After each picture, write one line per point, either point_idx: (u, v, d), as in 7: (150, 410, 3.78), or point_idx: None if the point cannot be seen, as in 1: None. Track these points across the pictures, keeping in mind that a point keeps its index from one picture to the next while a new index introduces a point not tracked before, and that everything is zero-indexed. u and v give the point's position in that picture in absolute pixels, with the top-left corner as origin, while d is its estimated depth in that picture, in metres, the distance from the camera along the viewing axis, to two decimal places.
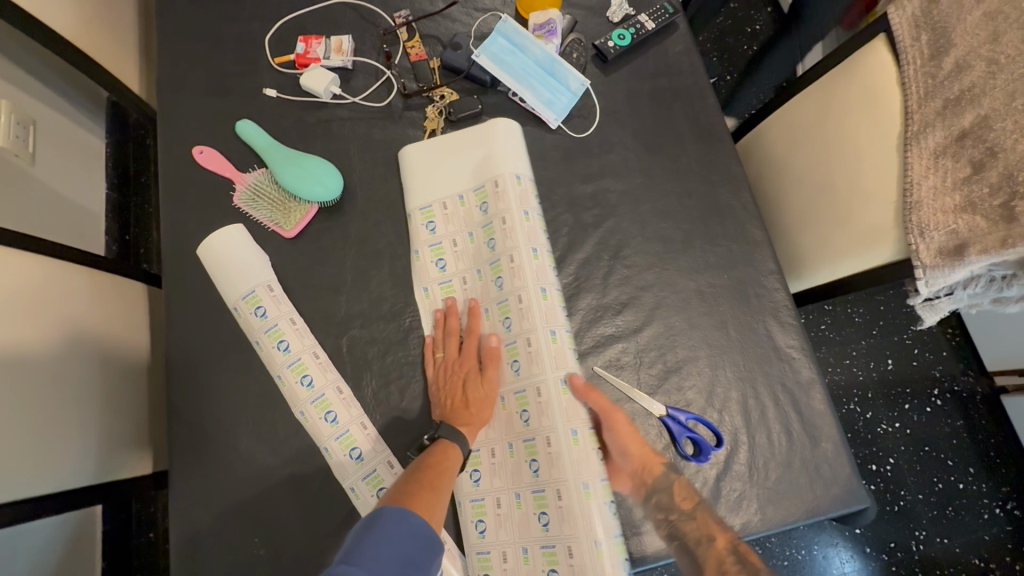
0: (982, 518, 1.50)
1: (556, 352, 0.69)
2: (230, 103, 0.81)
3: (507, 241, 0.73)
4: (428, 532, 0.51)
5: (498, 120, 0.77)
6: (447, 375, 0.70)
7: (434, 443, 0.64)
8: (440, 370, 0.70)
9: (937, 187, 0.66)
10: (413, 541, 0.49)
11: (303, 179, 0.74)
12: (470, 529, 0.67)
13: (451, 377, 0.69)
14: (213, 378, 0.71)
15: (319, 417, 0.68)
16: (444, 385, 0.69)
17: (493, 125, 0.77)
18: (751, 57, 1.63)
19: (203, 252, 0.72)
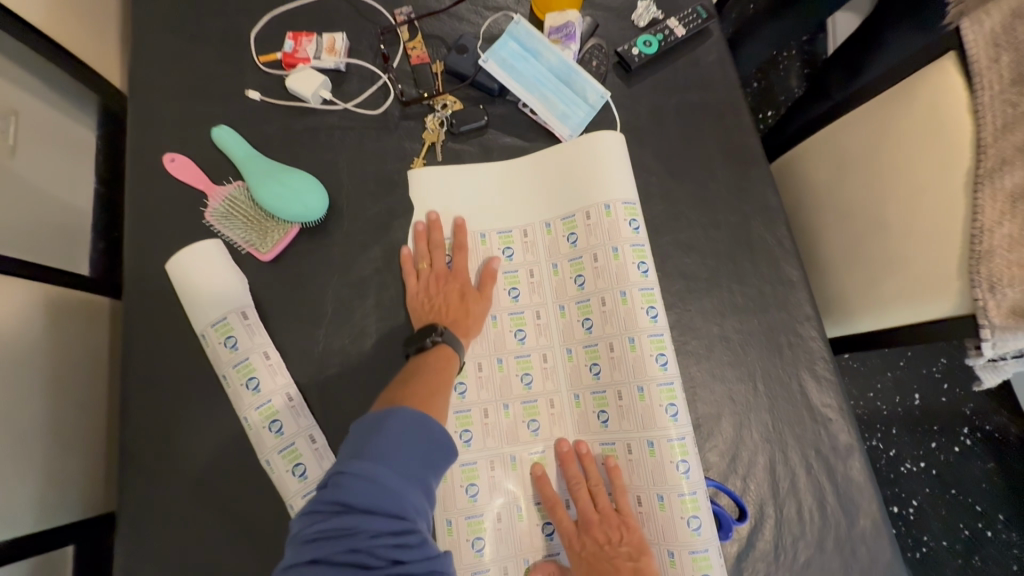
0: (1011, 569, 1.40)
1: (579, 418, 0.65)
2: (208, 105, 0.73)
3: (532, 296, 0.68)
4: (442, 436, 0.53)
5: (606, 133, 0.70)
6: (440, 286, 0.66)
7: (436, 346, 0.61)
8: (432, 280, 0.66)
9: (1012, 237, 0.56)
10: (425, 445, 0.52)
11: (282, 197, 0.65)
12: None
13: (443, 288, 0.66)
14: (173, 418, 0.64)
15: (286, 470, 0.60)
16: (435, 296, 0.65)
17: (525, 164, 0.72)
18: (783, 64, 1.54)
19: (171, 271, 0.64)
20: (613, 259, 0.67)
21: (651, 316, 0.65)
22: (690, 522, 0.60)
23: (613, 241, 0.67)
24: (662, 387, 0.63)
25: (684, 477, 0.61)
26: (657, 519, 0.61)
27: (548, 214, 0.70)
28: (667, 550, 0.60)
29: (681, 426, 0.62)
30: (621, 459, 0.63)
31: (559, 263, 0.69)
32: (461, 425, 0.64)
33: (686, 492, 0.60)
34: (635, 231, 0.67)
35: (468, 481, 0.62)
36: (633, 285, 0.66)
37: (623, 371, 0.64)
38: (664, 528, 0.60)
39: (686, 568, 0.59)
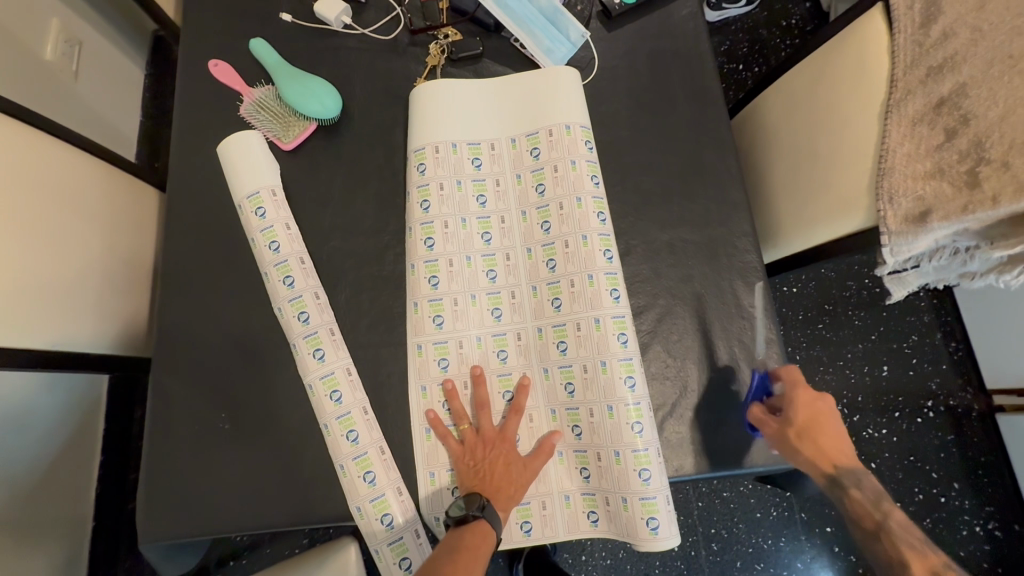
0: (960, 533, 1.48)
1: (535, 306, 0.74)
2: (247, 23, 0.86)
3: (496, 203, 0.78)
4: None
5: (564, 69, 0.79)
6: (486, 449, 0.68)
7: (476, 520, 0.63)
8: (476, 443, 0.69)
9: (911, 154, 0.66)
10: None
11: (303, 97, 0.78)
12: (441, 451, 0.70)
13: (490, 452, 0.68)
14: (200, 269, 0.76)
15: (293, 316, 0.72)
16: (483, 459, 0.68)
17: (501, 86, 0.81)
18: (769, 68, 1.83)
19: (221, 152, 0.78)
20: (571, 169, 0.76)
21: (601, 219, 0.74)
22: (627, 381, 0.68)
23: (572, 155, 0.76)
24: (607, 276, 0.72)
25: (623, 347, 0.70)
26: (601, 379, 0.69)
27: (515, 132, 0.80)
28: (607, 405, 0.68)
29: (621, 307, 0.71)
30: (569, 336, 0.71)
31: (523, 173, 0.78)
32: (434, 311, 0.73)
33: (624, 358, 0.69)
34: (590, 149, 0.77)
35: (440, 355, 0.72)
36: (587, 193, 0.75)
37: (575, 264, 0.73)
38: (606, 388, 0.69)
39: (622, 417, 0.68)
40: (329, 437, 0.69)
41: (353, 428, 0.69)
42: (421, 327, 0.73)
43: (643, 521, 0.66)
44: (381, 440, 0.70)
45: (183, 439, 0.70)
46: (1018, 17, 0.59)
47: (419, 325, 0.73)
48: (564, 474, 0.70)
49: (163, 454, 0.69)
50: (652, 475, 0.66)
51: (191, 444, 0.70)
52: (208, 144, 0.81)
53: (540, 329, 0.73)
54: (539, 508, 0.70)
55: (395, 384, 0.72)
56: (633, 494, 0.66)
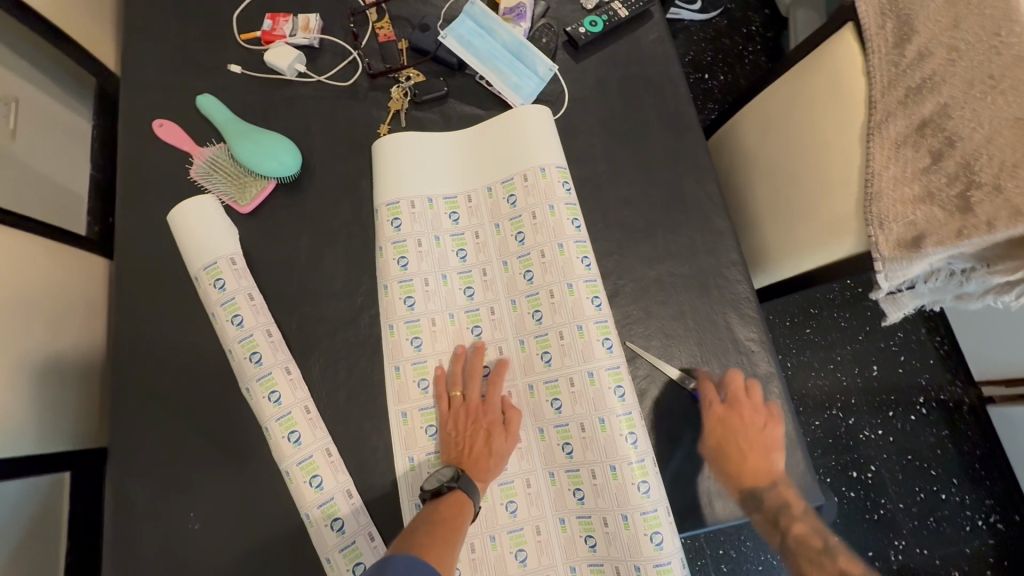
0: (964, 530, 1.47)
1: (524, 361, 0.70)
2: (193, 78, 0.80)
3: (478, 255, 0.74)
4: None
5: (532, 106, 0.77)
6: (468, 420, 0.67)
7: (451, 491, 0.62)
8: (461, 409, 0.67)
9: (897, 177, 0.64)
10: None
11: (259, 155, 0.73)
12: None
13: (472, 425, 0.67)
14: (156, 350, 0.69)
15: (263, 396, 0.66)
16: (464, 429, 0.66)
17: (472, 134, 0.78)
18: (737, 82, 1.84)
19: (172, 221, 0.72)
20: (550, 215, 0.73)
21: (586, 264, 0.71)
22: (628, 438, 0.65)
23: (549, 200, 0.73)
24: (598, 324, 0.69)
25: (621, 401, 0.66)
26: (600, 437, 0.66)
27: (489, 180, 0.76)
28: (609, 465, 0.65)
29: (615, 357, 0.68)
30: (563, 392, 0.68)
31: (501, 223, 0.75)
32: (419, 375, 0.69)
33: (624, 413, 0.66)
34: (568, 191, 0.74)
35: (427, 422, 0.68)
36: (569, 237, 0.72)
37: (563, 314, 0.70)
38: (607, 446, 0.65)
39: (627, 478, 0.64)
40: (311, 528, 0.63)
41: (338, 516, 0.64)
42: (405, 393, 0.69)
43: None
44: (370, 525, 0.64)
45: (150, 545, 0.63)
46: (995, 36, 0.58)
47: (403, 391, 0.69)
48: (568, 544, 0.66)
49: (128, 563, 0.63)
50: (665, 538, 0.63)
51: (159, 551, 0.63)
52: (158, 210, 0.74)
53: (531, 386, 0.70)
54: None
55: (380, 458, 0.67)
56: (647, 561, 0.63)
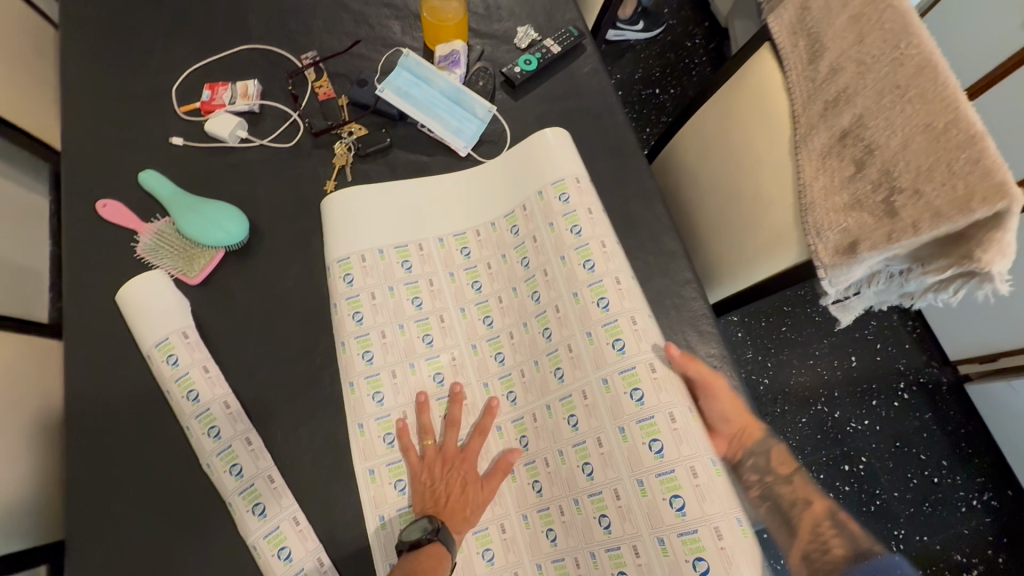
0: (961, 511, 1.47)
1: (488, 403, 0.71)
2: (137, 154, 0.81)
3: (434, 302, 0.75)
4: None
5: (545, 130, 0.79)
6: (444, 469, 0.67)
7: (430, 543, 0.60)
8: (435, 460, 0.67)
9: (827, 187, 0.66)
10: None
11: (204, 226, 0.73)
12: None
13: (447, 473, 0.67)
14: (112, 436, 0.68)
15: (225, 470, 0.65)
16: (440, 478, 0.66)
17: (430, 183, 0.80)
18: (687, 93, 1.90)
19: (122, 301, 0.71)
20: (550, 232, 0.74)
21: (536, 300, 0.73)
22: (651, 446, 0.63)
23: (548, 217, 0.75)
24: (606, 327, 0.68)
25: (639, 405, 0.65)
26: (620, 450, 0.64)
27: (441, 231, 0.78)
28: (637, 480, 0.63)
29: (628, 358, 0.67)
30: (527, 430, 0.70)
31: (456, 272, 0.76)
32: (384, 429, 0.69)
33: (643, 419, 0.64)
34: (565, 203, 0.75)
35: (395, 477, 0.67)
36: (569, 248, 0.73)
37: (570, 326, 0.70)
38: (629, 458, 0.64)
39: (656, 493, 0.62)
40: None
41: None
42: (371, 450, 0.68)
43: None
44: None
45: None
46: (895, 48, 0.60)
47: (369, 448, 0.68)
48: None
49: None
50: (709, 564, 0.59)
51: None
52: (107, 291, 0.74)
53: (499, 428, 0.71)
54: None
55: (350, 521, 0.66)
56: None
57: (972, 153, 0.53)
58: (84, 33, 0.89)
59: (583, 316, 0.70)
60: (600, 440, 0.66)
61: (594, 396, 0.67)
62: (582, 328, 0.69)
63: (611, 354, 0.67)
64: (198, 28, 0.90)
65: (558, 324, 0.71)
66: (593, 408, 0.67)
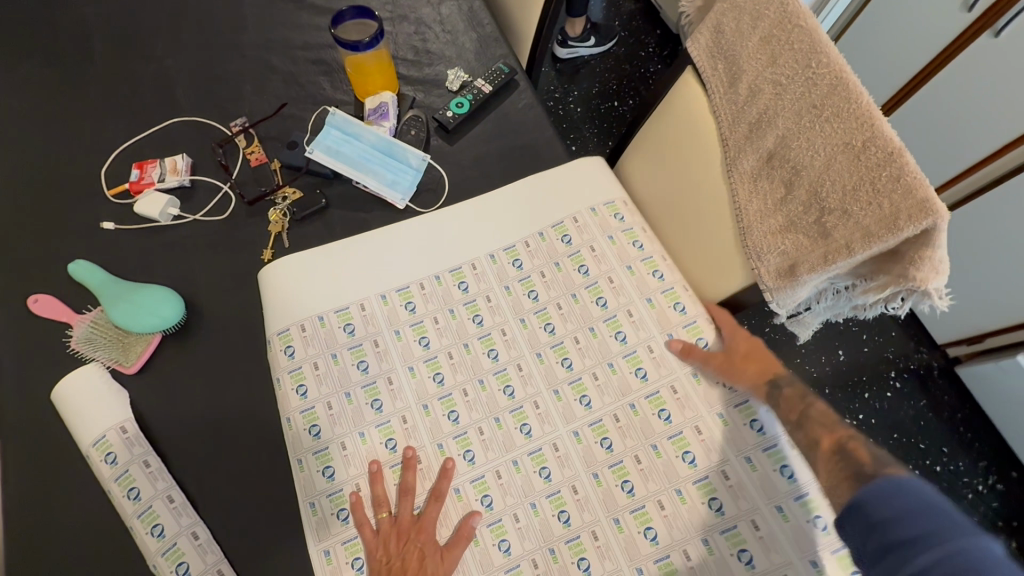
0: (968, 499, 1.37)
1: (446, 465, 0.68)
2: (68, 242, 0.79)
3: (381, 363, 0.73)
4: None
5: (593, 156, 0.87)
6: (401, 542, 0.64)
7: None
8: (391, 533, 0.64)
9: (762, 210, 0.65)
10: None
11: (136, 313, 0.71)
12: None
13: (404, 545, 0.64)
14: (50, 544, 0.65)
15: (170, 571, 0.61)
16: (396, 553, 0.63)
17: (379, 239, 0.80)
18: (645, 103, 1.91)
19: (56, 399, 0.69)
20: (611, 246, 0.80)
21: (493, 357, 0.74)
22: (684, 457, 0.68)
23: (607, 232, 0.81)
24: (572, 384, 0.72)
25: (609, 452, 0.68)
26: (595, 494, 0.66)
27: (384, 289, 0.77)
28: (675, 489, 0.66)
29: (595, 412, 0.71)
30: (490, 488, 0.67)
31: (402, 329, 0.75)
32: (337, 505, 0.66)
33: (614, 463, 0.68)
34: (519, 267, 0.79)
35: (353, 555, 0.64)
36: (580, 286, 0.78)
37: (592, 356, 0.74)
38: (604, 499, 0.66)
39: (765, 467, 0.67)
40: None
41: None
42: (325, 529, 0.65)
43: None
44: None
45: None
46: (807, 68, 0.59)
47: (322, 526, 0.65)
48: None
49: None
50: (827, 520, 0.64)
51: None
52: (42, 390, 0.71)
53: (458, 489, 0.67)
54: None
55: None
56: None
57: (893, 171, 0.52)
58: (10, 122, 0.88)
59: (548, 376, 0.73)
60: (575, 488, 0.67)
61: (565, 447, 0.69)
62: (549, 386, 0.72)
63: (579, 409, 0.71)
64: (125, 106, 0.89)
65: (520, 380, 0.73)
66: (565, 458, 0.68)
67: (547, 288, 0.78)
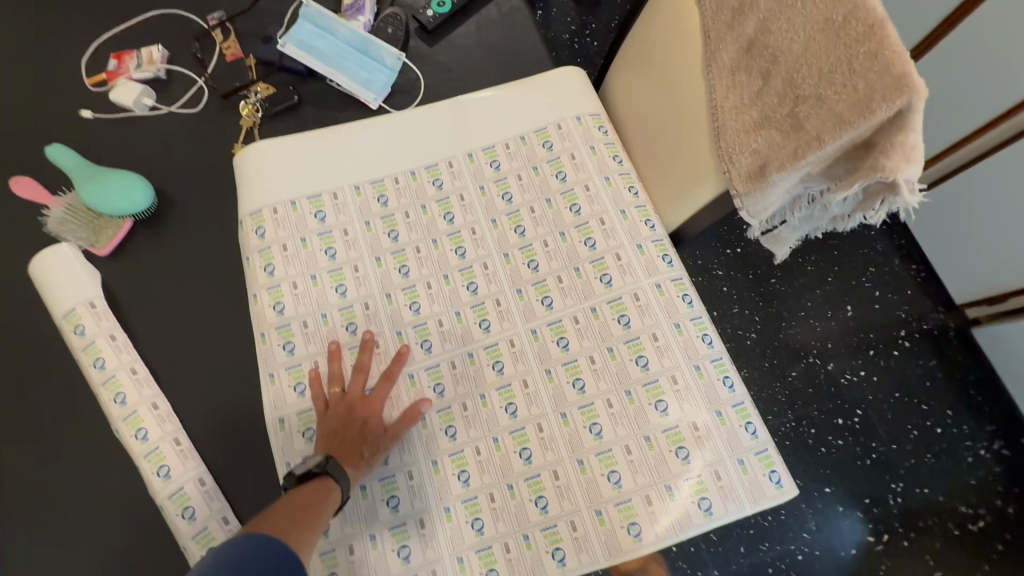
0: (968, 462, 1.22)
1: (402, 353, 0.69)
2: (49, 128, 0.81)
3: (348, 252, 0.73)
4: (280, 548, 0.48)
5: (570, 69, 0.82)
6: (347, 410, 0.64)
7: (317, 476, 0.58)
8: (340, 403, 0.65)
9: (737, 105, 0.60)
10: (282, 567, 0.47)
11: (105, 195, 0.72)
12: None
13: (350, 414, 0.64)
14: (28, 405, 0.68)
15: (130, 435, 0.65)
16: (342, 419, 0.64)
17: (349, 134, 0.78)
18: None
19: (32, 271, 0.71)
20: (591, 155, 0.77)
21: (461, 254, 0.73)
22: (638, 361, 0.66)
23: (589, 142, 0.77)
24: (536, 285, 0.71)
25: (564, 351, 0.68)
26: (545, 390, 0.66)
27: (357, 179, 0.76)
28: (624, 390, 0.66)
29: (555, 312, 0.70)
30: (444, 377, 0.67)
31: (372, 221, 0.74)
32: (295, 379, 0.68)
33: (568, 361, 0.67)
34: (496, 169, 0.77)
35: (305, 426, 0.66)
36: (555, 192, 0.75)
37: (559, 260, 0.72)
38: (555, 396, 0.66)
39: (711, 375, 0.66)
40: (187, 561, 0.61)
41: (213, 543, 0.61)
42: (282, 399, 0.67)
43: (548, 555, 0.61)
44: (226, 510, 0.63)
45: None
46: None
47: (279, 398, 0.67)
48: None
49: None
50: (758, 426, 0.65)
51: None
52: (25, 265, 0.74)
53: (412, 376, 0.68)
54: None
55: (264, 475, 0.66)
56: (607, 502, 0.62)
57: (872, 46, 0.48)
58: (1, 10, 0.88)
59: (513, 276, 0.72)
60: (527, 382, 0.67)
61: (521, 344, 0.68)
62: (513, 286, 0.71)
63: (540, 309, 0.70)
64: None
65: (484, 279, 0.72)
66: (520, 354, 0.68)
67: (522, 192, 0.76)
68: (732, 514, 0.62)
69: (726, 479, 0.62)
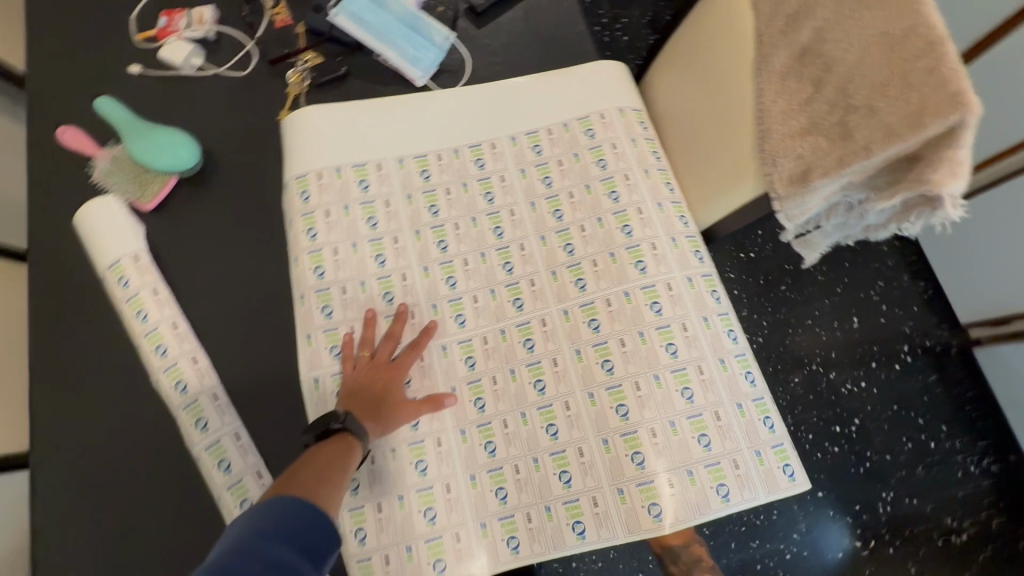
0: (958, 476, 1.20)
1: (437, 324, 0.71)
2: (98, 82, 0.81)
3: (389, 222, 0.75)
4: (309, 512, 0.49)
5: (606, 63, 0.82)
6: (371, 374, 0.66)
7: (338, 427, 0.60)
8: (366, 368, 0.67)
9: (785, 110, 0.61)
10: (313, 528, 0.48)
11: (153, 151, 0.73)
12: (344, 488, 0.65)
13: (371, 378, 0.66)
14: (71, 352, 0.70)
15: (170, 386, 0.67)
16: (365, 382, 0.65)
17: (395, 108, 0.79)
18: None
19: (78, 223, 0.72)
20: (632, 146, 0.78)
21: (498, 234, 0.75)
22: (668, 348, 0.68)
23: (631, 134, 0.79)
24: (570, 268, 0.73)
25: (595, 333, 0.70)
26: (574, 368, 0.68)
27: (402, 152, 0.78)
28: (652, 374, 0.67)
29: (588, 295, 0.71)
30: (475, 350, 0.70)
31: (414, 194, 0.76)
32: (331, 341, 0.70)
33: (598, 343, 0.69)
34: (538, 153, 0.78)
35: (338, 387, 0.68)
36: (595, 178, 0.76)
37: (595, 245, 0.73)
38: (583, 374, 0.68)
39: (735, 368, 0.68)
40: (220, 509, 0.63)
41: (247, 495, 0.64)
42: (318, 359, 0.69)
43: (569, 527, 0.63)
44: (258, 464, 0.65)
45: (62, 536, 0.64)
46: None
47: (315, 358, 0.69)
48: (489, 549, 0.63)
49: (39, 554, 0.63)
50: (775, 421, 0.67)
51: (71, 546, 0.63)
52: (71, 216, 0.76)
53: (444, 347, 0.70)
54: (452, 542, 0.63)
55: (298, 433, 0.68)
56: (629, 482, 0.64)
57: (929, 61, 0.50)
58: None
59: (549, 258, 0.74)
60: (556, 360, 0.69)
61: (553, 323, 0.71)
62: (548, 267, 0.73)
63: (573, 290, 0.72)
64: None
65: (520, 259, 0.74)
66: (551, 332, 0.70)
67: (562, 176, 0.77)
68: (747, 501, 0.64)
69: (744, 468, 0.65)
